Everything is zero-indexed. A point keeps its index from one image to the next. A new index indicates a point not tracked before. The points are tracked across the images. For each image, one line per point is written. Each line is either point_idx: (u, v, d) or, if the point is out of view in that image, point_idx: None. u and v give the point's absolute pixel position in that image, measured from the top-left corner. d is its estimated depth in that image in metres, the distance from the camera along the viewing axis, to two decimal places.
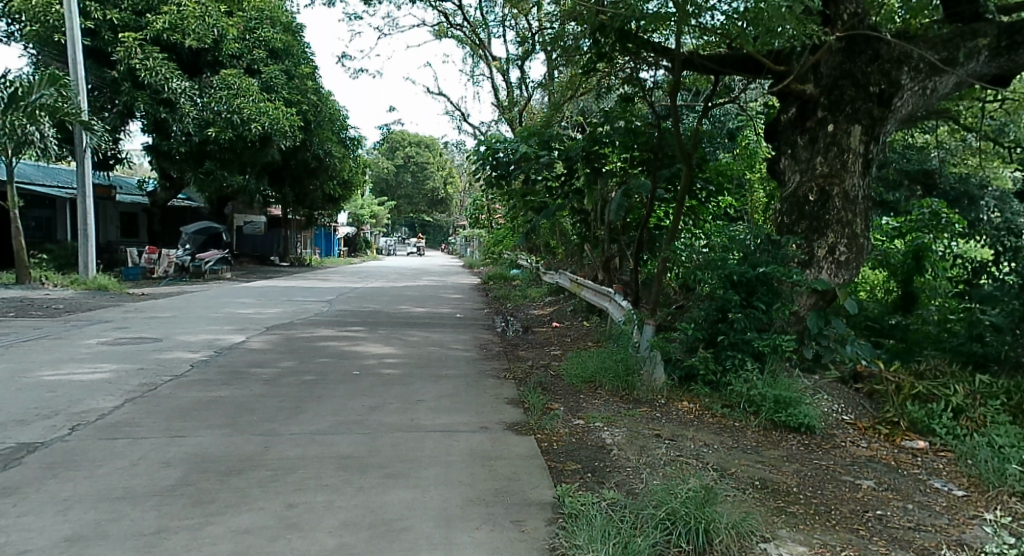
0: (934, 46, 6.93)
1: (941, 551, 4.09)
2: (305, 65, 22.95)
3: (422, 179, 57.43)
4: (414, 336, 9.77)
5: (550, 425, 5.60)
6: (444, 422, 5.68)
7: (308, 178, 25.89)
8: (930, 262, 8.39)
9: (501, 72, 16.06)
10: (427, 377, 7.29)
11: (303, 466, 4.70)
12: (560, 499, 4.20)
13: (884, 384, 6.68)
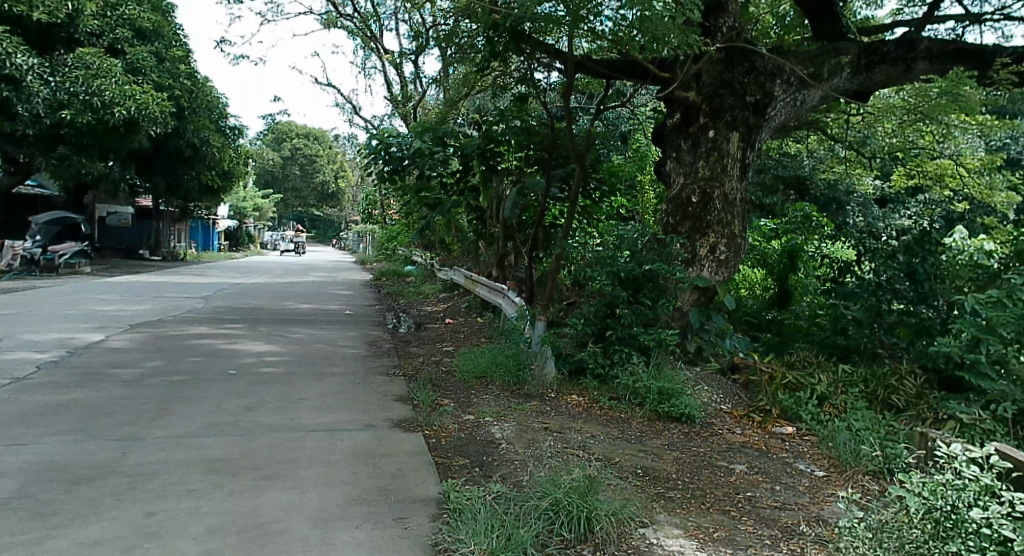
0: (803, 61, 7.48)
1: (801, 527, 4.42)
2: (177, 49, 22.10)
3: (312, 173, 56.25)
4: (298, 334, 9.61)
5: (439, 421, 5.70)
6: (327, 421, 5.68)
7: (180, 167, 25.01)
8: (802, 262, 9.20)
9: (394, 66, 15.99)
10: (311, 374, 7.26)
11: (165, 472, 4.60)
12: (445, 495, 4.30)
13: (757, 375, 7.16)
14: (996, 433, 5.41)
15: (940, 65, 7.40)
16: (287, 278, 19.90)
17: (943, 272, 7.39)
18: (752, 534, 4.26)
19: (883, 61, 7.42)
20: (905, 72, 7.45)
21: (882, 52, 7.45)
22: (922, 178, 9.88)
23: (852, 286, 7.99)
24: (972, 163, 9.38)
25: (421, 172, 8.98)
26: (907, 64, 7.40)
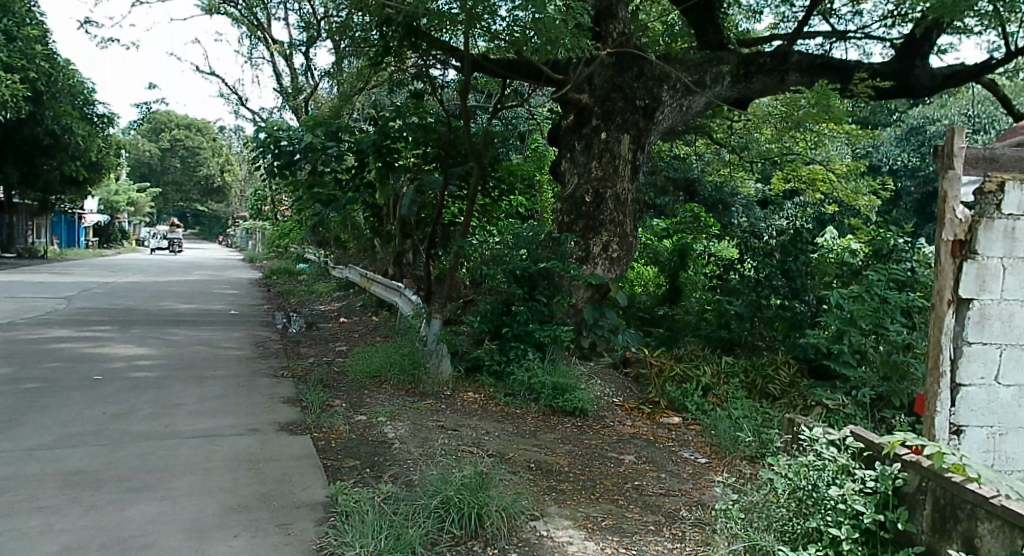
0: (688, 69, 7.88)
1: (682, 512, 4.66)
2: (33, 27, 20.61)
3: (196, 167, 54.04)
4: (174, 336, 9.26)
5: (329, 423, 5.65)
6: (204, 427, 5.53)
7: (37, 154, 23.42)
8: (691, 260, 9.50)
9: (283, 57, 15.57)
10: (188, 378, 7.02)
11: (15, 487, 4.33)
12: (332, 498, 4.24)
13: (647, 368, 7.48)
14: (856, 417, 5.81)
15: (810, 78, 7.93)
16: (172, 278, 18.73)
17: (813, 268, 8.04)
18: (638, 522, 4.44)
19: (760, 71, 7.90)
20: (778, 83, 7.94)
21: (759, 63, 7.92)
22: (796, 181, 10.51)
23: (735, 284, 8.40)
24: (839, 167, 10.07)
25: (314, 167, 8.71)
26: (781, 75, 7.91)
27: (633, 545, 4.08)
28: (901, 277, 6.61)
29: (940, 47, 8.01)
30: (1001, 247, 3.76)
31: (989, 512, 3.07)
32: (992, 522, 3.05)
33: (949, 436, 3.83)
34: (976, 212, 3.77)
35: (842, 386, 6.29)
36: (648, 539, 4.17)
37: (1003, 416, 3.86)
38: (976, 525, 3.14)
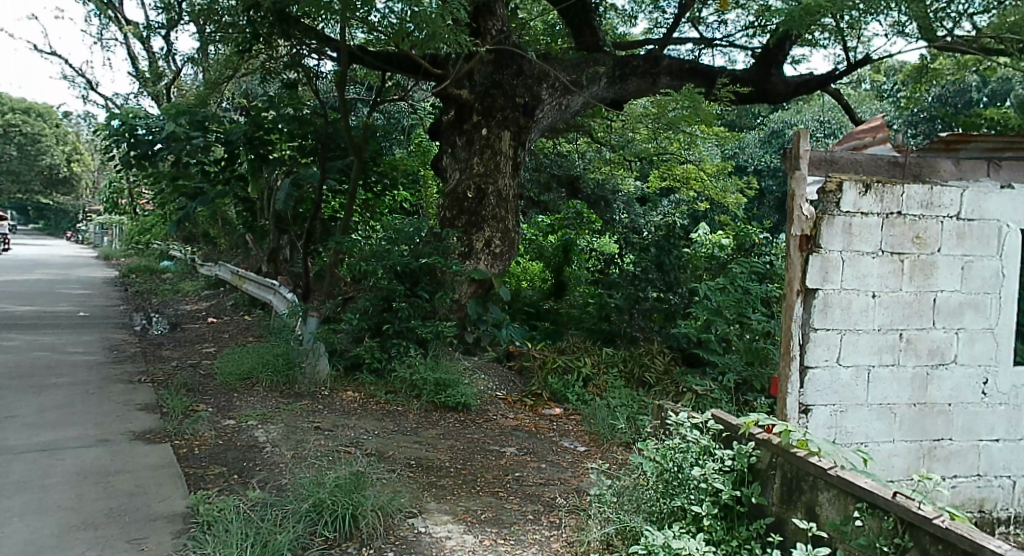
0: (565, 69, 7.99)
1: (558, 499, 4.77)
2: None
3: (48, 157, 50.31)
4: (14, 342, 8.60)
5: (191, 429, 5.43)
6: (46, 440, 5.17)
7: None
8: (575, 255, 9.73)
9: (139, 40, 14.70)
10: (26, 388, 6.54)
11: None
12: (193, 509, 4.08)
13: (530, 360, 7.58)
14: (722, 400, 6.08)
15: (679, 81, 8.23)
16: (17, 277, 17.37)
17: (686, 261, 8.42)
18: (517, 512, 4.52)
19: (634, 74, 8.16)
20: (651, 85, 8.23)
21: (632, 65, 8.18)
22: (671, 179, 10.91)
23: (614, 277, 8.66)
24: (709, 167, 10.57)
25: (177, 158, 8.20)
26: (653, 78, 8.20)
27: (511, 536, 4.14)
28: (761, 270, 7.01)
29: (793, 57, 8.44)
30: (840, 241, 4.43)
31: (828, 483, 3.44)
32: (830, 491, 3.41)
33: (799, 415, 4.44)
34: (819, 210, 4.41)
35: (710, 372, 6.62)
36: (526, 529, 4.25)
37: (844, 394, 4.51)
38: (815, 494, 3.50)
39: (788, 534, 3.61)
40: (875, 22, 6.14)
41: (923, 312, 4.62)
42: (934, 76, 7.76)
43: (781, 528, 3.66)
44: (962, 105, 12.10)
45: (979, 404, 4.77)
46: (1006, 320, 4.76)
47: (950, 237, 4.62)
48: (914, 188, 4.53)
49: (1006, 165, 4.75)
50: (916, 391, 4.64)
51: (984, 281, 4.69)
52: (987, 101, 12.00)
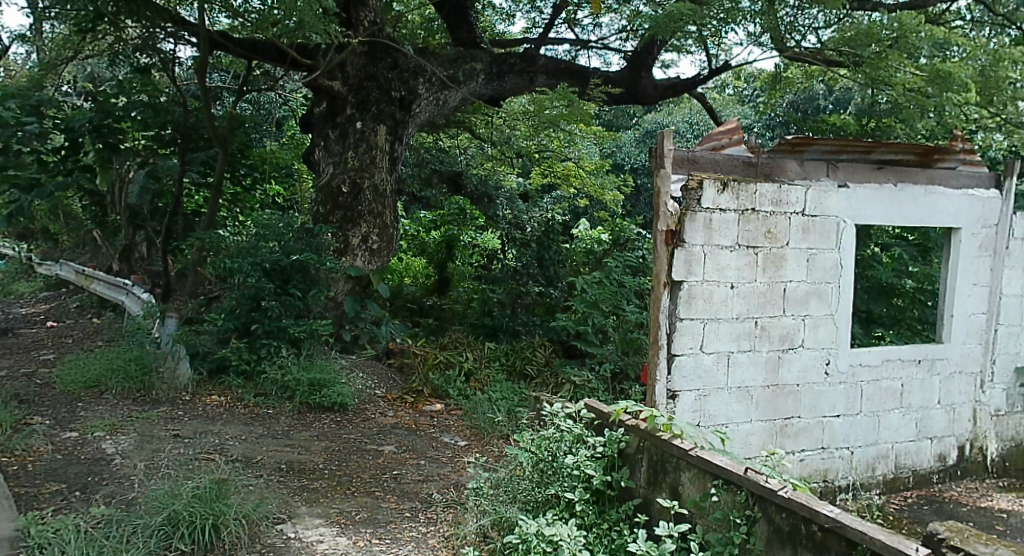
0: (442, 64, 7.85)
1: (433, 495, 4.72)
2: None
3: None
4: None
5: (26, 444, 5.00)
6: None
7: None
8: (458, 251, 9.59)
9: None
10: None
11: None
12: (19, 531, 3.63)
13: (411, 358, 7.52)
14: (599, 390, 6.17)
15: (555, 80, 8.23)
16: None
17: (566, 256, 8.54)
18: (393, 510, 4.44)
19: (511, 71, 8.13)
20: (527, 84, 8.24)
21: (509, 63, 8.14)
22: (552, 178, 10.58)
23: (497, 272, 8.69)
24: (589, 165, 10.30)
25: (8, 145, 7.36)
26: (530, 76, 8.19)
27: (386, 535, 4.07)
28: (635, 263, 7.21)
29: (662, 62, 8.61)
30: (701, 236, 4.60)
31: (689, 463, 3.64)
32: (691, 471, 3.62)
33: (666, 401, 4.58)
34: (683, 207, 4.56)
35: (588, 362, 6.73)
36: (402, 526, 4.19)
37: (706, 380, 4.69)
38: (678, 474, 3.71)
39: (654, 514, 3.83)
40: (734, 35, 6.29)
41: (775, 300, 4.87)
42: (787, 84, 8.11)
43: (648, 508, 3.88)
44: (812, 113, 12.22)
45: (823, 383, 4.99)
46: (847, 307, 5.07)
47: (797, 231, 4.89)
48: (765, 186, 4.76)
49: (843, 166, 5.03)
50: (770, 373, 4.87)
51: (827, 271, 4.99)
52: (834, 108, 12.20)
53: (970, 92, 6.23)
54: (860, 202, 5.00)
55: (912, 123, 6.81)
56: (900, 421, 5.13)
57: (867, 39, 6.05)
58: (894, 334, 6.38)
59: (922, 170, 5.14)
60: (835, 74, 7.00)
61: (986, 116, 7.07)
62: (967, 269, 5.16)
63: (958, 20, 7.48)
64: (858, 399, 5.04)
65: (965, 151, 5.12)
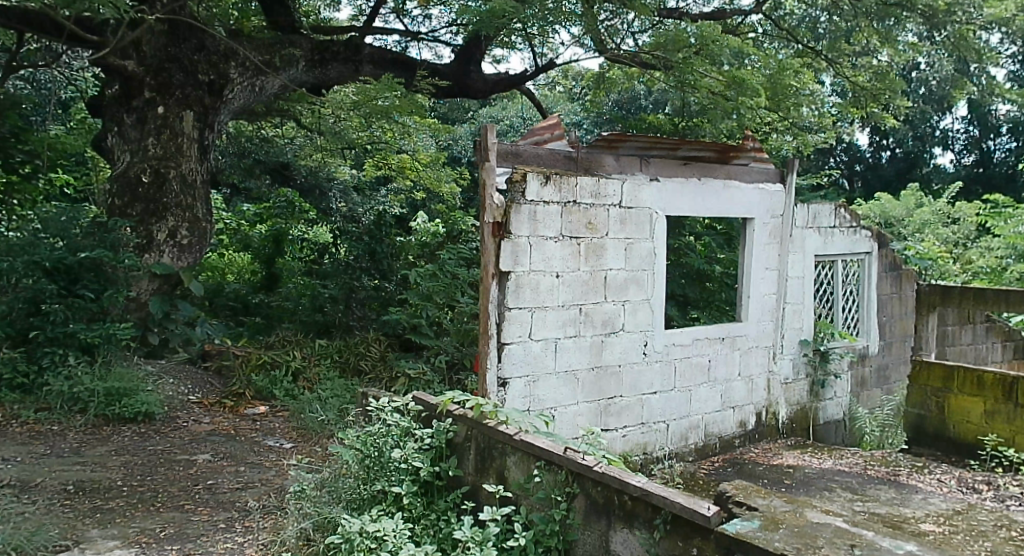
0: (257, 48, 7.30)
1: (250, 502, 4.55)
2: None
3: None
4: None
5: None
6: None
7: None
8: (287, 245, 8.96)
9: None
10: None
11: None
12: None
13: (230, 360, 7.10)
14: (436, 381, 6.19)
15: (381, 70, 7.77)
16: None
17: (397, 249, 8.32)
18: (205, 523, 4.25)
19: (335, 59, 7.63)
20: (353, 72, 7.75)
21: (333, 50, 7.66)
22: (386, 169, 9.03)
23: (328, 266, 8.38)
24: (426, 157, 8.79)
25: None
26: (355, 66, 7.70)
27: (196, 549, 3.92)
28: (469, 255, 7.23)
29: (496, 57, 8.46)
30: (527, 227, 4.79)
31: (514, 447, 3.84)
32: (516, 454, 3.81)
33: (497, 389, 4.72)
34: (508, 199, 4.72)
35: (423, 354, 6.73)
36: (215, 539, 4.05)
37: (536, 365, 4.89)
38: (504, 459, 3.89)
39: (480, 500, 3.98)
40: (560, 35, 6.55)
41: (597, 287, 5.18)
42: (611, 84, 8.57)
43: (475, 495, 4.02)
44: (634, 113, 12.72)
45: (642, 362, 5.39)
46: (659, 292, 5.51)
47: (615, 223, 5.23)
48: (585, 179, 5.05)
49: (655, 162, 5.43)
50: (594, 356, 5.17)
51: (642, 259, 5.40)
52: (653, 108, 12.84)
53: (760, 98, 7.02)
54: (670, 194, 5.45)
55: (713, 124, 7.51)
56: (707, 393, 5.66)
57: (675, 46, 6.37)
58: (706, 315, 7.00)
59: (721, 166, 5.67)
60: (652, 76, 7.51)
61: (776, 119, 7.92)
62: (759, 253, 5.79)
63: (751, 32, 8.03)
64: (672, 376, 5.50)
65: (754, 149, 5.77)
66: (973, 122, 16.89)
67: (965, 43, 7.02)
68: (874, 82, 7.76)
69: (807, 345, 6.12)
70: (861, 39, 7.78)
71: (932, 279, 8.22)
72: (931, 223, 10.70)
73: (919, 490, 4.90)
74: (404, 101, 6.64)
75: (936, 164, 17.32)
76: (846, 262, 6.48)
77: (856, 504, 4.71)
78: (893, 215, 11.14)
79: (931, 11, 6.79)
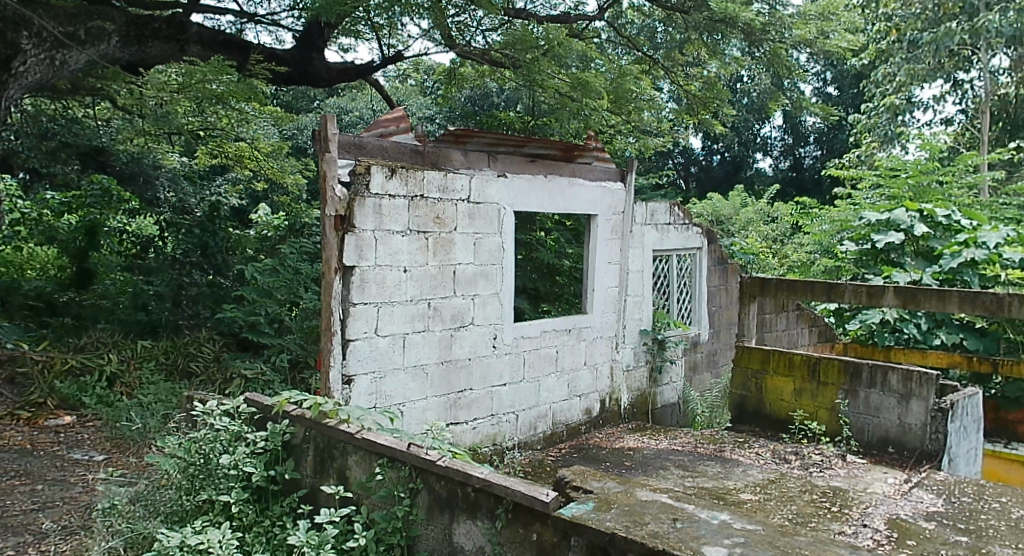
0: (57, 18, 6.40)
1: (44, 524, 4.27)
2: None
3: None
4: None
5: None
6: None
7: None
8: (102, 237, 8.10)
9: None
10: None
11: None
12: None
13: (27, 366, 6.35)
14: (276, 381, 5.93)
15: (211, 52, 7.31)
16: None
17: (233, 244, 7.90)
18: None
19: (155, 36, 7.00)
20: (178, 52, 7.16)
21: (152, 27, 7.01)
22: (222, 157, 8.32)
23: (152, 262, 7.81)
24: (266, 145, 8.14)
25: None
26: (180, 45, 7.15)
27: None
28: (312, 250, 7.06)
29: (342, 45, 8.22)
30: (371, 221, 4.74)
31: (355, 447, 3.91)
32: (357, 454, 3.90)
33: (341, 387, 4.64)
34: (352, 192, 4.64)
35: (262, 354, 6.45)
36: None
37: (383, 360, 4.86)
38: (345, 459, 3.97)
39: (319, 501, 4.07)
40: (408, 28, 6.56)
41: (446, 282, 5.22)
42: (461, 80, 8.59)
43: (312, 498, 4.12)
44: (487, 109, 12.46)
45: (491, 355, 5.50)
46: (508, 286, 5.65)
47: (464, 218, 5.30)
48: (432, 173, 5.07)
49: (501, 158, 5.55)
50: (443, 350, 5.21)
51: (491, 254, 5.51)
52: (505, 106, 12.56)
53: (603, 100, 7.35)
54: (517, 190, 5.60)
55: (560, 123, 7.80)
56: (555, 383, 5.89)
57: (523, 46, 6.54)
58: (556, 308, 7.31)
59: (565, 165, 5.91)
60: (501, 75, 7.67)
61: (616, 121, 8.36)
62: (603, 247, 6.10)
63: (595, 38, 8.35)
64: (522, 367, 5.68)
65: (597, 150, 6.01)
66: (787, 131, 18.62)
67: (778, 59, 7.81)
68: (704, 92, 8.37)
69: (646, 334, 6.54)
70: (692, 51, 8.39)
71: (753, 272, 8.98)
72: (754, 221, 11.80)
73: (741, 463, 5.40)
74: (239, 87, 6.31)
75: (759, 168, 18.95)
76: (680, 257, 6.97)
77: (687, 480, 5.11)
78: (722, 213, 12.06)
79: (750, 29, 7.49)
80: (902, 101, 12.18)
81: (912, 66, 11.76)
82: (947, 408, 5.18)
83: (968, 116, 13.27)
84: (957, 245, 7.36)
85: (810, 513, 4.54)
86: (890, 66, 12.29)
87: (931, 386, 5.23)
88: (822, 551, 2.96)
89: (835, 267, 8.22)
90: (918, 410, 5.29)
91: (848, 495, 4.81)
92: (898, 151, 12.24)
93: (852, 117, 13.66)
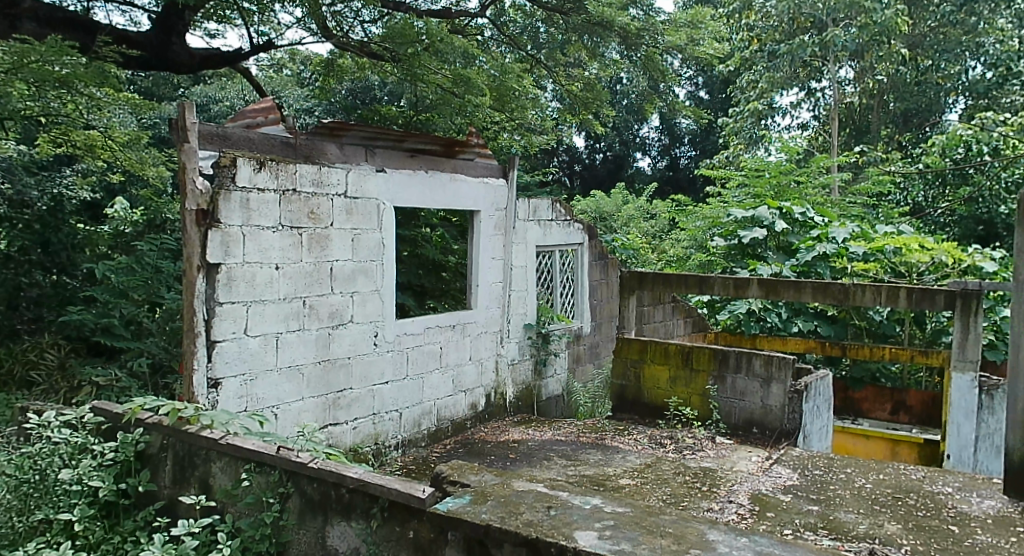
0: None
1: None
2: None
3: None
4: None
5: None
6: None
7: None
8: None
9: None
10: None
11: None
12: None
13: None
14: (132, 388, 5.46)
15: (48, 30, 6.53)
16: None
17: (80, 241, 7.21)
18: None
19: None
20: (9, 29, 6.32)
21: None
22: (68, 146, 7.41)
23: None
24: (122, 135, 7.28)
25: None
26: (11, 21, 6.35)
27: None
28: (174, 247, 6.60)
29: (209, 31, 7.72)
30: (238, 216, 4.48)
31: (220, 452, 3.71)
32: (222, 459, 3.70)
33: (207, 391, 4.36)
34: (215, 185, 4.37)
35: (117, 359, 5.95)
36: None
37: (253, 363, 4.61)
38: (208, 467, 3.77)
39: (179, 513, 3.84)
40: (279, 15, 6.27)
41: (322, 279, 5.04)
42: (340, 72, 8.30)
43: (171, 510, 3.88)
44: (368, 103, 12.03)
45: (373, 353, 5.39)
46: (388, 283, 5.54)
47: (340, 213, 5.13)
48: (305, 167, 4.87)
49: (380, 153, 5.42)
50: (320, 350, 5.03)
51: (370, 250, 5.38)
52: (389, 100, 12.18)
53: (485, 97, 7.37)
54: (396, 185, 5.49)
55: (443, 119, 7.76)
56: (439, 380, 5.86)
57: (403, 40, 6.52)
58: (443, 305, 7.25)
59: (447, 161, 5.87)
60: (381, 71, 7.53)
61: (501, 118, 8.43)
62: (486, 243, 6.13)
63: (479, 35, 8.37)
64: (405, 364, 5.60)
65: (478, 146, 6.01)
66: (664, 132, 19.52)
67: (652, 63, 8.18)
68: (585, 92, 8.61)
69: (530, 328, 6.66)
70: (573, 52, 8.63)
71: (633, 266, 9.67)
72: (634, 218, 12.27)
73: (620, 450, 5.62)
74: (87, 70, 5.76)
75: (638, 167, 19.67)
76: (563, 252, 7.14)
77: (570, 469, 5.24)
78: (605, 210, 12.43)
79: (627, 33, 7.85)
80: (764, 107, 13.16)
81: (771, 74, 12.79)
82: (803, 390, 5.66)
83: (821, 121, 14.44)
84: (812, 241, 8.15)
85: (682, 493, 4.81)
86: (753, 74, 13.30)
87: (788, 369, 5.67)
88: (684, 528, 3.02)
89: (707, 262, 8.75)
90: (778, 392, 5.73)
91: (716, 475, 5.13)
92: (761, 152, 13.22)
93: (722, 121, 14.62)
